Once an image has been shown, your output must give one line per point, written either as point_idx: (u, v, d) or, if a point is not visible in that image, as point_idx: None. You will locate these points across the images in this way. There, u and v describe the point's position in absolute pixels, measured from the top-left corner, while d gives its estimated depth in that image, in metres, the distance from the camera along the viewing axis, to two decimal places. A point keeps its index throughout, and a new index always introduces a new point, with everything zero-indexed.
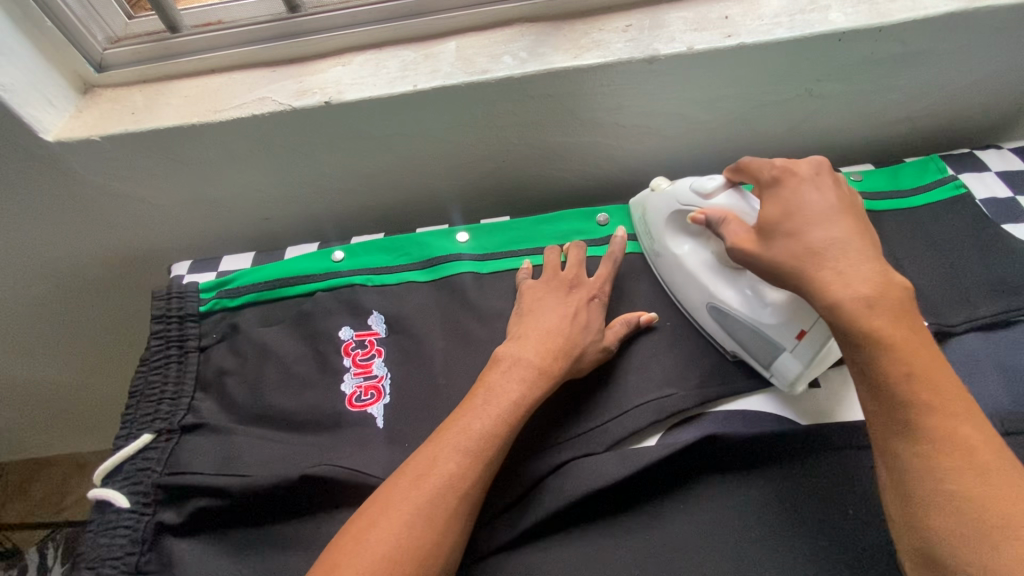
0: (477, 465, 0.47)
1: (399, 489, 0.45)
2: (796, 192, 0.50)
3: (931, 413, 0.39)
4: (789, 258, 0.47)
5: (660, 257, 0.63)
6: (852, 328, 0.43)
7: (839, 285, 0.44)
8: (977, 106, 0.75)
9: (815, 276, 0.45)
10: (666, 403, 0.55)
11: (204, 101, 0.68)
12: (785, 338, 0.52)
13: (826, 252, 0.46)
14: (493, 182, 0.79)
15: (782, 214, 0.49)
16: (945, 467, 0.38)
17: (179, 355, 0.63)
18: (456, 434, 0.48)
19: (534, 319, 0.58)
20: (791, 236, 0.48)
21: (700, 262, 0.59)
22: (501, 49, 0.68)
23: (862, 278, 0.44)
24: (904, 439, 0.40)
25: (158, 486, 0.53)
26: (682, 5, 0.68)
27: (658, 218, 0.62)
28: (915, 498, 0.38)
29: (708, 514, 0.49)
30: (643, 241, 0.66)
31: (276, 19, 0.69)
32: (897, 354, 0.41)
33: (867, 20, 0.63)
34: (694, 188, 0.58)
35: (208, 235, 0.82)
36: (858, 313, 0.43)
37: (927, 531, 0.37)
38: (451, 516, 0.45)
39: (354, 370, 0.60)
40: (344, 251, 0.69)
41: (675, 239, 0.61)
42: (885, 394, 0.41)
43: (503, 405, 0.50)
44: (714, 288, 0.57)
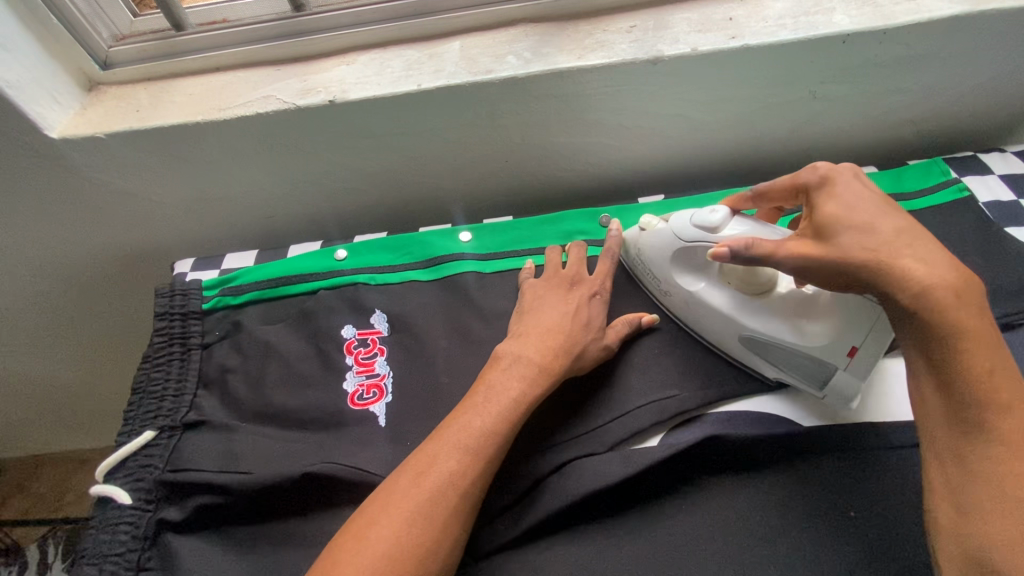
0: (476, 462, 0.47)
1: (415, 486, 0.45)
2: (848, 187, 0.48)
3: (1006, 413, 0.39)
4: (864, 251, 0.44)
5: (669, 296, 0.60)
6: (935, 318, 0.41)
7: (924, 275, 0.42)
8: (981, 110, 0.75)
9: (895, 264, 0.43)
10: (669, 404, 0.55)
11: (209, 99, 0.68)
12: (838, 357, 0.51)
13: (899, 242, 0.44)
14: (496, 181, 0.79)
15: (842, 208, 0.47)
16: (1020, 471, 0.38)
17: (182, 352, 0.63)
18: (457, 432, 0.48)
19: (535, 318, 0.58)
20: (860, 229, 0.45)
21: (721, 298, 0.56)
22: (505, 49, 0.68)
23: (945, 268, 0.43)
24: (978, 437, 0.39)
25: (160, 483, 0.53)
26: (686, 6, 0.68)
27: (660, 257, 0.60)
28: (982, 497, 0.38)
29: (710, 515, 0.49)
30: (643, 278, 0.63)
31: (280, 17, 0.69)
32: (977, 351, 0.41)
33: (871, 22, 0.63)
34: (698, 222, 0.55)
35: (211, 233, 0.82)
36: (944, 304, 0.41)
37: (993, 532, 0.37)
38: (452, 513, 0.45)
39: (356, 368, 0.60)
40: (347, 250, 0.69)
41: (685, 278, 0.59)
42: (963, 389, 0.40)
43: (503, 403, 0.50)
44: (749, 321, 0.54)
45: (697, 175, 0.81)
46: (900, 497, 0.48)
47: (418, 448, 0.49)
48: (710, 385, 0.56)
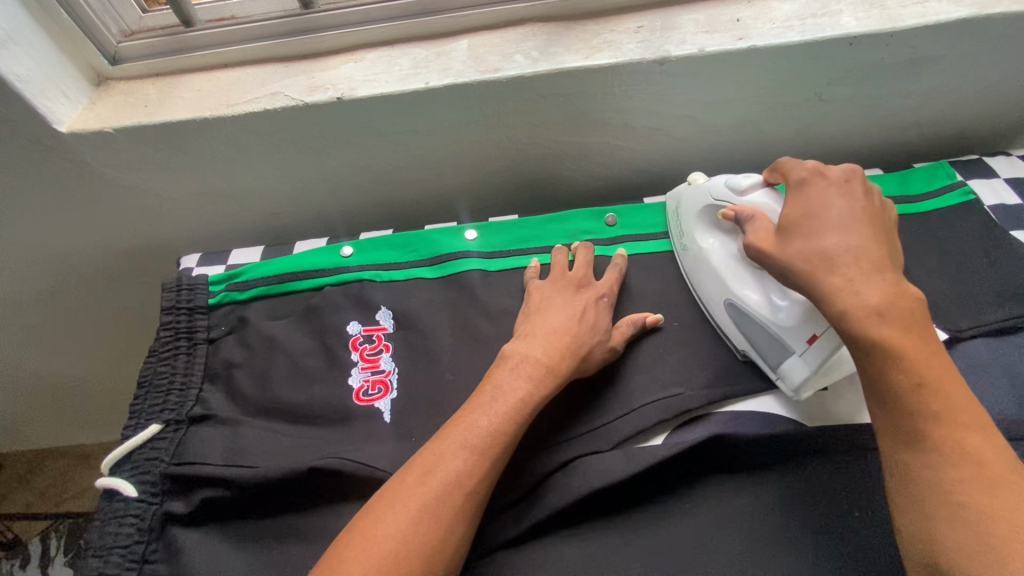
0: (483, 462, 0.47)
1: (410, 487, 0.45)
2: (816, 197, 0.50)
3: (941, 422, 0.40)
4: (803, 261, 0.47)
5: (687, 250, 0.63)
6: (859, 335, 0.43)
7: (851, 290, 0.45)
8: (987, 113, 0.75)
9: (824, 282, 0.46)
10: (673, 403, 0.55)
11: (217, 95, 0.69)
12: (797, 341, 0.51)
13: (840, 258, 0.46)
14: (502, 180, 0.80)
15: (799, 216, 0.50)
16: (955, 479, 0.38)
17: (188, 347, 0.63)
18: (462, 430, 0.48)
19: (542, 318, 0.58)
20: (806, 238, 0.48)
21: (725, 257, 0.59)
22: (513, 48, 0.68)
23: (872, 287, 0.44)
24: (914, 450, 0.40)
25: (166, 476, 0.53)
26: (694, 7, 0.69)
27: (691, 210, 0.63)
28: (922, 507, 0.39)
29: (714, 515, 0.49)
30: (675, 235, 0.66)
31: (289, 15, 0.70)
32: (904, 365, 0.42)
33: (878, 24, 0.63)
34: (729, 184, 0.58)
35: (217, 228, 0.82)
36: (865, 322, 0.43)
37: (936, 539, 0.37)
38: (457, 512, 0.45)
39: (362, 364, 0.60)
40: (352, 246, 0.69)
41: (704, 233, 0.61)
42: (897, 403, 0.41)
43: (509, 403, 0.50)
44: (735, 287, 0.56)
45: (704, 176, 0.81)
46: None
47: (422, 448, 0.49)
48: (714, 384, 0.56)
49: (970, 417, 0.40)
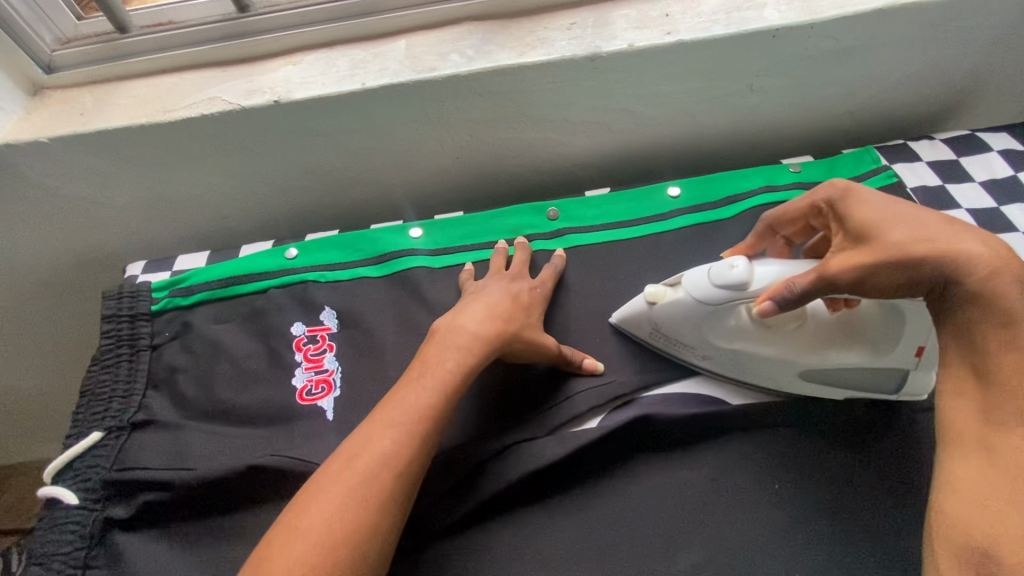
0: (412, 438, 0.47)
1: (340, 471, 0.45)
2: (876, 197, 0.48)
3: None
4: (926, 246, 0.44)
5: (710, 358, 0.57)
6: (1001, 304, 0.42)
7: (987, 258, 0.43)
8: (912, 99, 0.78)
9: (959, 257, 0.43)
10: (607, 389, 0.58)
11: (155, 102, 0.69)
12: (906, 359, 0.52)
13: (951, 231, 0.44)
14: (448, 178, 0.81)
15: (876, 211, 0.47)
16: None
17: (130, 354, 0.63)
18: (393, 411, 0.48)
19: (474, 298, 0.59)
20: (905, 227, 0.45)
21: (775, 350, 0.54)
22: (449, 47, 0.69)
23: (992, 250, 0.43)
24: (1014, 431, 0.40)
25: (106, 482, 0.54)
26: (626, 3, 0.70)
27: (685, 327, 0.55)
28: (1003, 490, 0.39)
29: (644, 493, 0.52)
30: (668, 348, 0.59)
31: (225, 19, 0.70)
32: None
33: (798, 17, 0.66)
34: (720, 281, 0.51)
35: (164, 235, 0.82)
36: (1009, 288, 0.42)
37: (1002, 524, 0.38)
38: (388, 491, 0.45)
39: (305, 365, 0.61)
40: (298, 248, 0.70)
41: (721, 337, 0.55)
42: (1006, 383, 0.41)
43: (439, 376, 0.51)
44: (819, 359, 0.53)
45: (646, 168, 0.83)
46: (812, 468, 0.52)
47: (351, 435, 0.48)
48: (647, 370, 0.59)
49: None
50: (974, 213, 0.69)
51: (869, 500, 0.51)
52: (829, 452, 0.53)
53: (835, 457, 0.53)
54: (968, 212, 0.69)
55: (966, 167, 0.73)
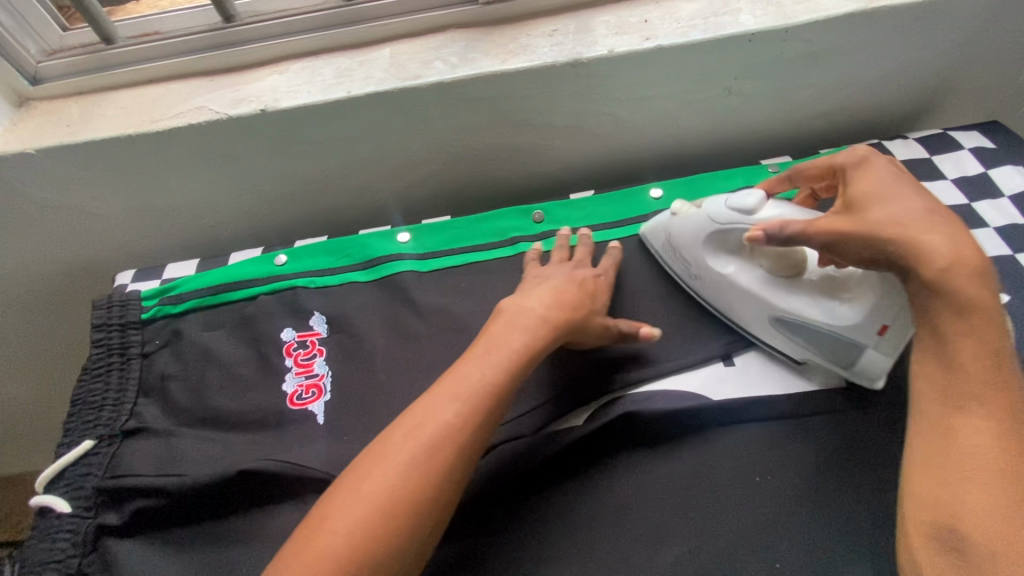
0: (476, 412, 0.47)
1: (400, 439, 0.45)
2: (883, 173, 0.50)
3: (993, 395, 0.42)
4: (897, 227, 0.45)
5: (701, 280, 0.62)
6: (957, 294, 0.43)
7: (950, 246, 0.44)
8: (885, 100, 0.80)
9: (924, 242, 0.44)
10: (593, 386, 0.59)
11: (142, 112, 0.69)
12: (866, 335, 0.52)
13: (931, 218, 0.45)
14: (435, 183, 0.82)
15: (875, 187, 0.49)
16: (997, 453, 0.41)
17: (121, 363, 0.63)
18: (459, 382, 0.48)
19: (541, 281, 0.59)
20: (889, 206, 0.47)
21: (753, 280, 0.58)
22: (433, 55, 0.70)
23: (965, 245, 0.44)
24: (970, 412, 0.42)
25: (99, 490, 0.54)
26: (605, 10, 0.72)
27: (691, 242, 0.61)
28: (961, 469, 0.41)
29: (629, 489, 0.53)
30: (674, 266, 0.65)
31: (211, 29, 0.71)
32: (983, 331, 0.43)
33: (773, 22, 0.67)
34: (733, 204, 0.56)
35: (154, 244, 0.82)
36: (967, 279, 0.43)
37: (963, 505, 0.40)
38: (451, 463, 0.45)
39: (296, 370, 0.62)
40: (287, 255, 0.71)
41: (717, 260, 0.60)
42: (964, 365, 0.43)
43: (505, 353, 0.50)
44: (780, 302, 0.56)
45: (629, 171, 0.85)
46: (794, 459, 0.53)
47: (414, 404, 0.48)
48: (631, 368, 0.60)
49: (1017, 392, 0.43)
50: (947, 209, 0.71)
51: (849, 487, 0.52)
52: (808, 442, 0.54)
53: (816, 448, 0.54)
54: None
55: (938, 165, 0.75)
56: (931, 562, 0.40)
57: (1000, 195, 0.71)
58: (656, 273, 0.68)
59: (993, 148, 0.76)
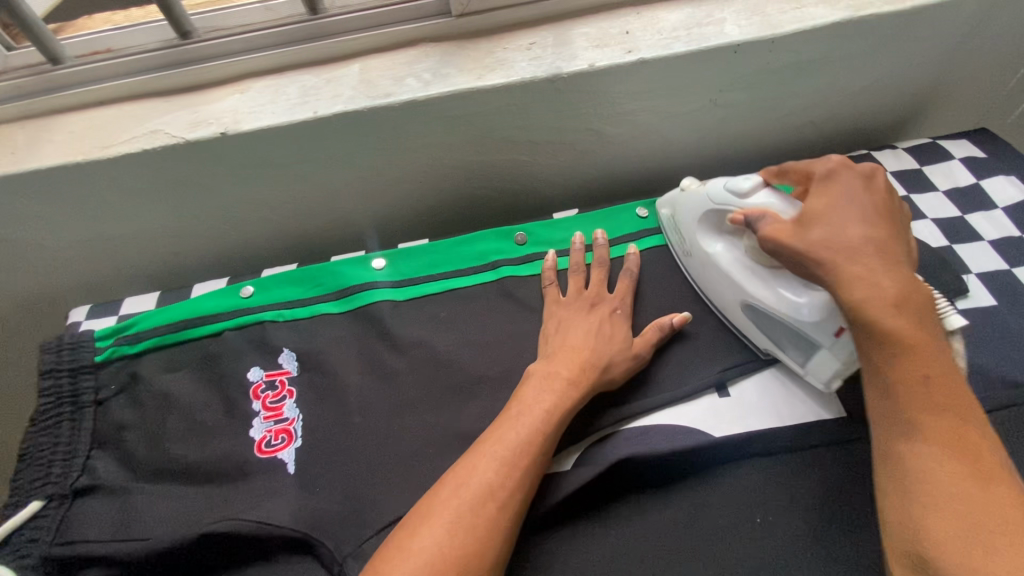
0: (515, 472, 0.46)
1: (446, 500, 0.44)
2: (842, 191, 0.50)
3: (936, 415, 0.41)
4: (824, 252, 0.47)
5: (692, 256, 0.63)
6: (876, 325, 0.44)
7: (868, 280, 0.45)
8: (874, 109, 0.78)
9: (844, 272, 0.46)
10: (583, 424, 0.55)
11: (91, 137, 0.64)
12: (822, 335, 0.51)
13: (860, 249, 0.46)
14: (412, 204, 0.78)
15: (823, 206, 0.49)
16: (948, 476, 0.39)
17: (73, 412, 0.59)
18: (492, 444, 0.47)
19: (560, 335, 0.57)
20: (826, 229, 0.48)
21: (733, 262, 0.58)
22: (405, 71, 0.66)
23: (889, 277, 0.45)
24: (909, 439, 0.42)
25: (47, 558, 0.50)
26: (585, 21, 0.69)
27: (689, 218, 0.62)
28: (912, 496, 0.40)
29: (623, 536, 0.50)
30: (674, 239, 0.66)
31: (166, 47, 0.66)
32: (913, 355, 0.43)
33: (759, 32, 0.65)
34: (728, 186, 0.56)
35: (112, 274, 0.77)
36: (886, 311, 0.44)
37: (923, 530, 0.39)
38: (494, 525, 0.43)
39: (264, 414, 0.58)
40: (253, 286, 0.66)
41: (707, 238, 0.61)
42: (900, 391, 0.43)
43: (536, 414, 0.49)
44: (749, 289, 0.56)
45: (614, 185, 0.82)
46: (795, 499, 0.51)
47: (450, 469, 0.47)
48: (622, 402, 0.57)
49: (968, 413, 0.42)
50: (940, 223, 0.69)
51: (853, 525, 0.49)
52: (809, 478, 0.51)
53: (818, 486, 0.51)
54: (934, 221, 0.69)
55: (929, 176, 0.73)
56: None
57: (993, 206, 0.69)
58: (645, 296, 0.64)
59: (984, 157, 0.74)
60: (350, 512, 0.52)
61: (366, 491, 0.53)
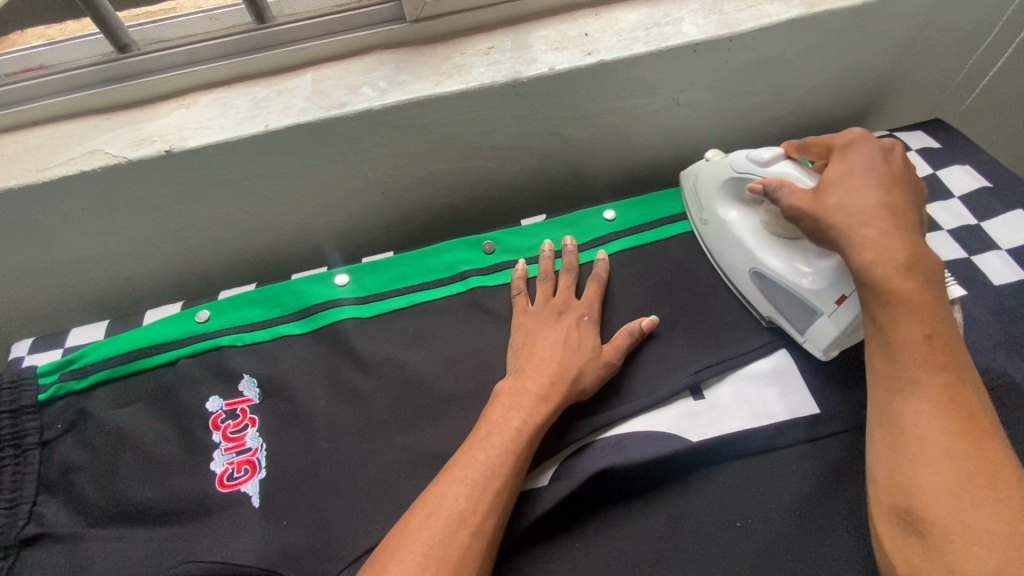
0: (485, 497, 0.44)
1: (417, 527, 0.43)
2: (862, 159, 0.49)
3: (931, 372, 0.41)
4: (840, 216, 0.47)
5: (707, 224, 0.64)
6: (881, 286, 0.43)
7: (880, 242, 0.44)
8: (833, 102, 0.79)
9: (858, 235, 0.45)
10: (558, 437, 0.54)
11: (24, 160, 0.60)
12: (824, 302, 0.52)
13: (874, 214, 0.46)
14: (374, 216, 0.75)
15: (840, 174, 0.49)
16: (941, 432, 0.39)
17: (16, 456, 0.55)
18: (462, 468, 0.46)
19: (529, 348, 0.56)
20: (845, 195, 0.48)
21: (746, 228, 0.60)
22: (360, 80, 0.64)
23: (901, 238, 0.44)
24: (907, 396, 0.41)
25: None
26: (543, 24, 0.68)
27: (711, 184, 0.64)
28: (906, 452, 0.40)
29: (603, 550, 0.49)
30: (692, 208, 0.68)
31: (103, 61, 0.63)
32: (919, 314, 0.42)
33: (717, 30, 0.64)
34: (750, 157, 0.57)
35: (59, 303, 0.73)
36: (891, 274, 0.43)
37: (913, 488, 0.39)
38: (465, 554, 0.42)
39: (225, 446, 0.55)
40: (209, 309, 0.63)
41: (724, 204, 0.62)
42: (903, 350, 0.42)
43: (506, 435, 0.48)
44: (758, 255, 0.57)
45: (581, 188, 0.81)
46: (775, 501, 0.50)
47: (420, 496, 0.46)
48: (599, 411, 0.56)
49: (964, 372, 0.41)
50: None
51: (830, 520, 0.49)
52: (786, 477, 0.51)
53: (795, 486, 0.51)
54: None
55: None
56: (899, 547, 0.39)
57: (950, 196, 0.70)
58: (616, 301, 0.64)
59: (939, 147, 0.75)
60: (319, 544, 0.49)
61: (335, 520, 0.51)
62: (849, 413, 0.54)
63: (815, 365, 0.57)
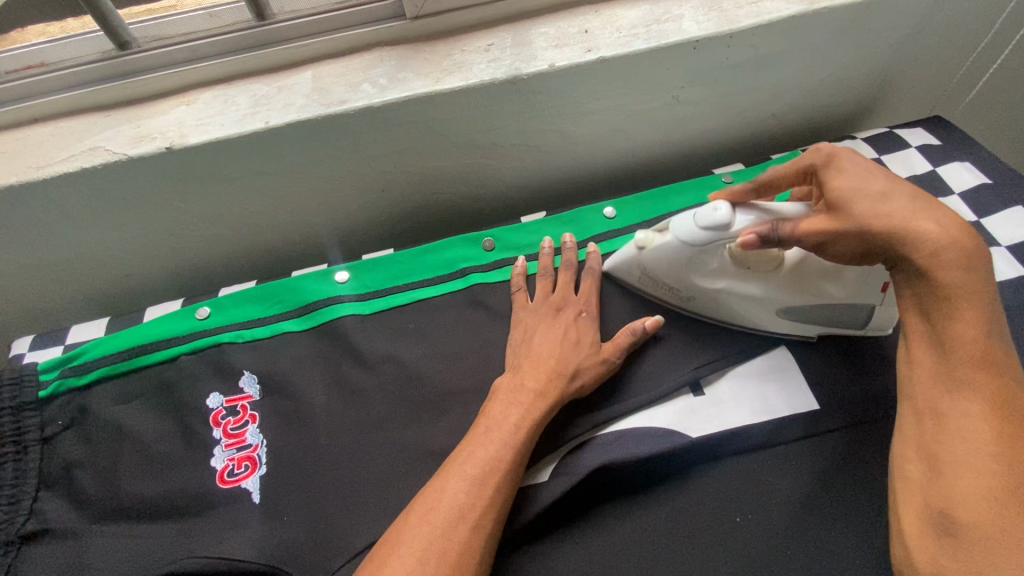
0: (484, 493, 0.44)
1: (417, 523, 0.43)
2: (857, 163, 0.47)
3: (982, 375, 0.41)
4: (881, 221, 0.44)
5: (695, 299, 0.59)
6: (941, 281, 0.42)
7: (939, 239, 0.42)
8: (833, 100, 0.79)
9: (911, 231, 0.43)
10: (559, 433, 0.54)
11: (24, 157, 0.61)
12: (872, 296, 0.53)
13: (915, 206, 0.44)
14: (374, 214, 0.76)
15: (849, 182, 0.46)
16: (988, 436, 0.39)
17: (17, 453, 0.55)
18: (460, 464, 0.46)
19: (526, 345, 0.56)
20: (871, 201, 0.44)
21: (752, 289, 0.55)
22: (360, 77, 0.64)
23: (947, 223, 0.43)
24: (957, 395, 0.41)
25: None
26: (544, 21, 0.68)
27: (670, 267, 0.57)
28: (952, 453, 0.40)
29: (603, 545, 0.49)
30: (658, 292, 0.61)
31: (104, 58, 0.63)
32: (977, 313, 0.41)
33: (717, 27, 0.64)
34: (705, 222, 0.52)
35: (60, 300, 0.73)
36: (954, 269, 0.42)
37: (955, 490, 0.39)
38: (463, 549, 0.42)
39: (225, 442, 0.55)
40: (210, 306, 0.63)
41: (703, 278, 0.57)
42: (956, 349, 0.42)
43: (504, 431, 0.48)
44: (784, 298, 0.55)
45: (581, 185, 0.81)
46: (775, 496, 0.50)
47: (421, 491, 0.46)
48: (600, 407, 0.55)
49: (1012, 374, 0.41)
50: None
51: (830, 515, 0.49)
52: (786, 473, 0.51)
53: (796, 481, 0.51)
54: None
55: (888, 164, 0.74)
56: (922, 543, 0.39)
57: (950, 192, 0.70)
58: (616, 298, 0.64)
59: (939, 144, 0.75)
60: (319, 540, 0.49)
61: (335, 516, 0.51)
62: (849, 409, 0.54)
63: (814, 362, 0.57)
